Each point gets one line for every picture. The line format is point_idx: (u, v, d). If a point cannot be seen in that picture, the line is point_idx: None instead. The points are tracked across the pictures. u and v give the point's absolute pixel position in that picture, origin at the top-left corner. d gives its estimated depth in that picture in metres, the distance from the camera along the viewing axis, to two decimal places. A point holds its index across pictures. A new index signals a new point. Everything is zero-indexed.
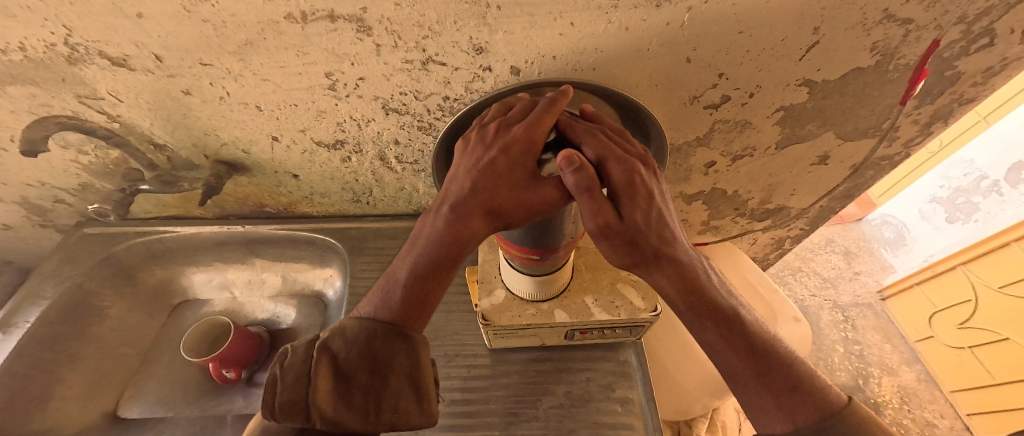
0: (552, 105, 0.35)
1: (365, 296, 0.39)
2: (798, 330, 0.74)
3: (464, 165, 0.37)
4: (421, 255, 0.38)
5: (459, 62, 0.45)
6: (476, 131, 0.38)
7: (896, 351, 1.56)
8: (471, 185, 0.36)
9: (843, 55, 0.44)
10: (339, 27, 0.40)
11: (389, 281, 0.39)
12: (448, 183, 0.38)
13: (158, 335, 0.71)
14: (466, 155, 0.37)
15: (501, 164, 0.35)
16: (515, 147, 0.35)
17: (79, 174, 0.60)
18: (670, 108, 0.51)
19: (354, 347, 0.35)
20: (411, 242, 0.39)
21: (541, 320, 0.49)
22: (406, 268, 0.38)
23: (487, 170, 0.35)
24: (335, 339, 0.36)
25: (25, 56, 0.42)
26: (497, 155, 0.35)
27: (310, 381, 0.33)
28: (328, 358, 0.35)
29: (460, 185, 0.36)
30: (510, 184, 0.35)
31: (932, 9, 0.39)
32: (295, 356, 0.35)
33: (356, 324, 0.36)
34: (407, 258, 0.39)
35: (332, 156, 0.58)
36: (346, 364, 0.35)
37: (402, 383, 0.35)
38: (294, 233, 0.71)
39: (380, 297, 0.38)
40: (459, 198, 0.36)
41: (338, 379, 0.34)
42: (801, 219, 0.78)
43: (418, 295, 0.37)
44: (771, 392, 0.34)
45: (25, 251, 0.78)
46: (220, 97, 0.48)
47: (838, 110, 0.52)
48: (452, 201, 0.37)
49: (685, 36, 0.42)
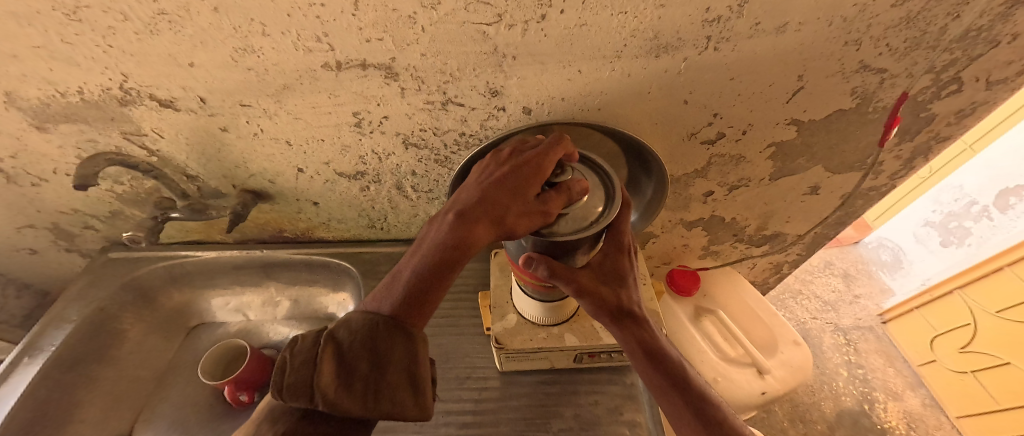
0: (561, 143, 0.41)
1: (370, 291, 0.41)
2: (798, 354, 0.74)
3: (477, 182, 0.42)
4: (427, 255, 0.40)
5: (476, 103, 0.49)
6: (492, 157, 0.44)
7: (900, 375, 1.56)
8: (482, 197, 0.40)
9: (827, 98, 0.48)
10: (369, 73, 0.45)
11: (393, 279, 0.41)
12: (460, 196, 0.42)
13: (174, 358, 0.73)
14: (481, 176, 0.42)
15: (510, 181, 0.39)
16: (524, 168, 0.40)
17: (111, 202, 0.63)
18: (669, 144, 0.55)
19: (358, 337, 0.37)
20: (417, 246, 0.42)
21: (552, 343, 0.51)
22: (411, 267, 0.40)
23: (497, 186, 0.40)
24: (340, 330, 0.38)
25: (81, 98, 0.46)
26: (510, 174, 0.40)
27: (316, 368, 0.36)
28: (333, 348, 0.37)
29: (472, 196, 0.40)
30: (519, 200, 0.39)
31: (903, 60, 0.44)
32: (304, 345, 0.38)
33: (359, 317, 0.39)
34: (412, 261, 0.41)
35: (352, 186, 0.62)
36: (349, 353, 0.37)
37: (399, 375, 0.37)
38: (310, 258, 0.73)
39: (385, 292, 0.40)
40: (469, 207, 0.40)
41: (342, 367, 0.36)
42: (797, 245, 0.81)
43: (420, 293, 0.39)
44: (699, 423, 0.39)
45: (49, 274, 0.80)
46: (253, 133, 0.52)
47: (825, 145, 0.56)
48: (460, 210, 0.40)
49: (682, 81, 0.46)
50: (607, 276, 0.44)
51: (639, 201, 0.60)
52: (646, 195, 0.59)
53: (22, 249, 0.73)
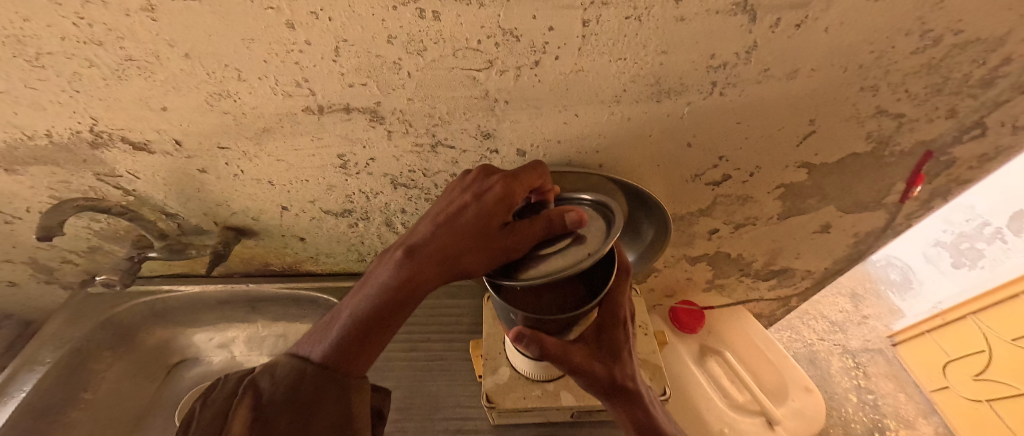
0: (528, 172, 0.40)
1: (307, 333, 0.38)
2: (811, 403, 0.68)
3: (436, 213, 0.40)
4: (367, 294, 0.37)
5: (467, 146, 0.46)
6: (456, 182, 0.42)
7: (912, 402, 1.51)
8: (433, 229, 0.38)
9: (840, 142, 0.45)
10: (353, 117, 0.42)
11: (331, 320, 0.38)
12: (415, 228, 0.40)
13: (154, 396, 0.69)
14: (442, 205, 0.41)
15: (468, 213, 0.38)
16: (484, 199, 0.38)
17: (89, 238, 0.60)
18: (672, 184, 0.52)
19: (282, 384, 0.33)
20: (363, 281, 0.39)
21: (547, 402, 0.48)
22: (350, 308, 0.37)
23: (454, 216, 0.38)
24: (263, 377, 0.34)
25: (51, 141, 0.44)
26: (465, 203, 0.39)
27: (226, 423, 0.32)
28: (251, 398, 0.33)
29: (423, 230, 0.39)
30: (470, 232, 0.37)
31: (923, 105, 0.41)
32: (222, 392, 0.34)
33: (288, 361, 0.35)
34: (354, 300, 0.37)
35: (339, 222, 0.59)
36: (266, 403, 0.32)
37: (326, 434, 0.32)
38: (297, 292, 0.70)
39: (319, 335, 0.37)
40: (418, 241, 0.38)
41: (256, 423, 0.32)
42: (807, 279, 0.77)
43: (357, 339, 0.35)
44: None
45: (30, 305, 0.77)
46: (234, 174, 0.49)
47: (837, 187, 0.53)
48: (410, 244, 0.38)
49: (685, 125, 0.44)
50: (603, 353, 0.40)
51: (638, 244, 0.58)
52: (645, 239, 0.57)
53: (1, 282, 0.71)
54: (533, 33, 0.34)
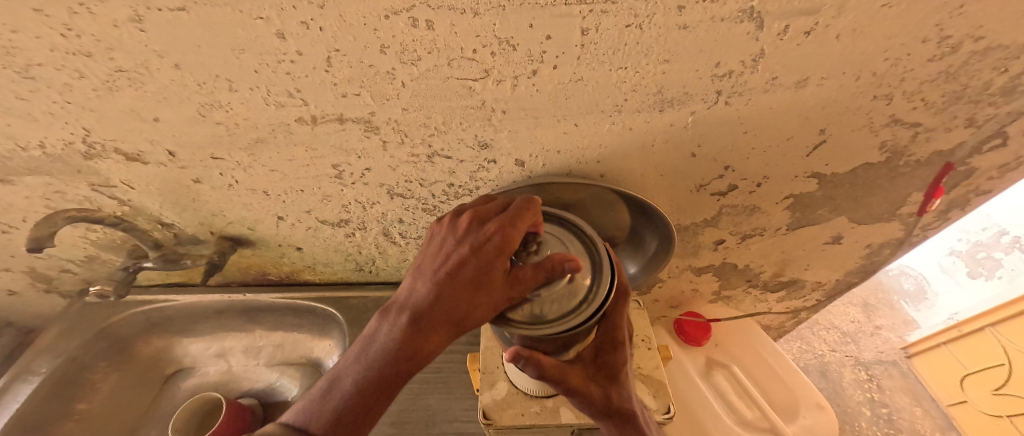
0: (523, 213, 0.37)
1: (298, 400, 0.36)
2: (824, 420, 0.64)
3: (431, 267, 0.38)
4: (370, 357, 0.35)
5: (464, 156, 0.45)
6: (444, 232, 0.39)
7: (928, 417, 1.47)
8: (437, 285, 0.36)
9: (851, 152, 0.43)
10: (348, 127, 0.41)
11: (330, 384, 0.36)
12: (412, 284, 0.38)
13: (150, 407, 0.69)
14: (434, 258, 0.38)
15: (470, 269, 0.35)
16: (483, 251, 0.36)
17: (87, 247, 0.60)
18: (675, 195, 0.51)
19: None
20: (363, 343, 0.37)
21: (544, 419, 0.46)
22: (352, 375, 0.35)
23: (454, 275, 0.36)
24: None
25: (45, 152, 0.43)
26: (465, 255, 0.36)
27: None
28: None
29: (426, 284, 0.37)
30: (475, 287, 0.35)
31: (940, 114, 0.39)
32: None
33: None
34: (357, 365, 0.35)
35: (336, 232, 0.58)
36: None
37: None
38: (294, 302, 0.70)
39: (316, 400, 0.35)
40: (420, 296, 0.36)
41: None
42: (816, 291, 0.75)
43: (362, 405, 0.34)
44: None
45: (30, 313, 0.77)
46: (229, 184, 0.49)
47: (849, 198, 0.51)
48: (415, 308, 0.36)
49: (690, 136, 0.42)
50: (600, 374, 0.42)
51: (641, 257, 0.57)
52: (648, 252, 0.56)
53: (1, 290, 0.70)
54: (531, 43, 0.33)
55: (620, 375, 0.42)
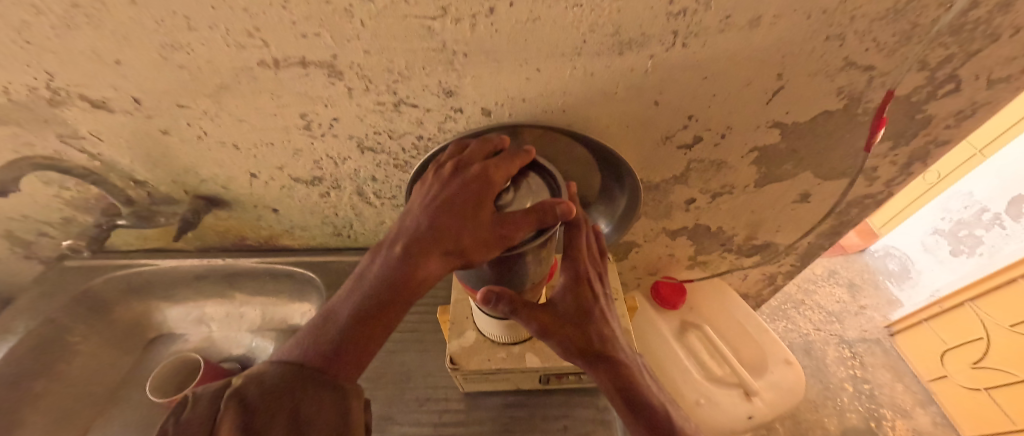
0: (515, 156, 0.37)
1: (295, 333, 0.35)
2: (790, 375, 0.68)
3: (418, 204, 0.37)
4: (366, 292, 0.35)
5: (431, 104, 0.45)
6: (433, 173, 0.38)
7: (908, 392, 1.49)
8: (428, 221, 0.35)
9: (811, 99, 0.44)
10: (311, 72, 0.42)
11: (327, 319, 0.35)
12: (403, 222, 0.37)
13: (131, 371, 0.69)
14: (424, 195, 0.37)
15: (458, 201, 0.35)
16: (474, 184, 0.35)
17: (62, 208, 0.60)
18: (642, 148, 0.51)
19: (273, 397, 0.29)
20: (360, 280, 0.36)
21: (512, 364, 0.47)
22: (346, 309, 0.35)
23: (442, 208, 0.35)
24: (249, 386, 0.30)
25: (9, 99, 0.43)
26: (454, 192, 0.35)
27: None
28: (236, 409, 0.29)
29: (415, 222, 0.36)
30: (470, 221, 0.34)
31: (892, 56, 0.40)
32: (194, 411, 0.29)
33: (279, 368, 0.31)
34: (352, 298, 0.35)
35: (311, 191, 0.58)
36: (259, 412, 0.28)
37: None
38: (273, 266, 0.70)
39: (312, 335, 0.34)
40: (410, 233, 0.35)
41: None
42: (790, 255, 0.77)
43: (355, 337, 0.33)
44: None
45: (10, 283, 0.77)
46: (198, 136, 0.49)
47: (813, 150, 0.51)
48: (406, 239, 0.35)
49: (650, 81, 0.42)
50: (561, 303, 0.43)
51: (614, 215, 0.58)
52: (620, 210, 0.56)
53: None
54: None
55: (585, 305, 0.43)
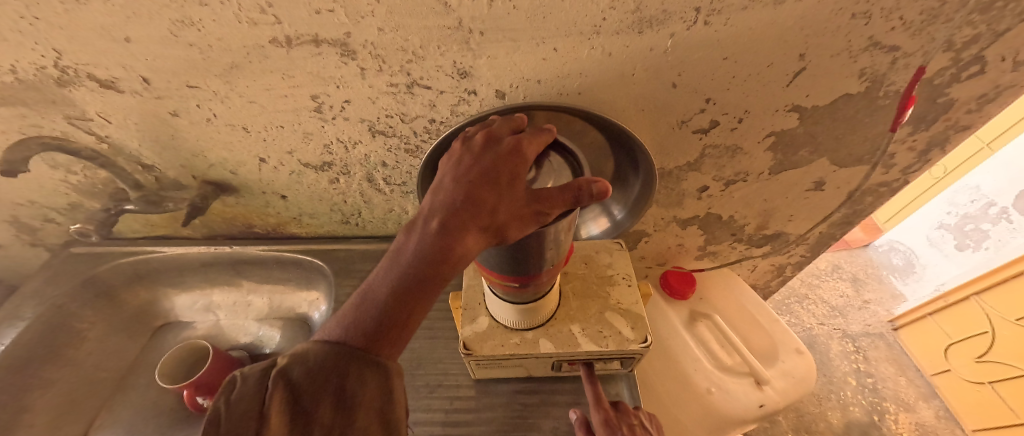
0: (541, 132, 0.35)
1: (331, 318, 0.32)
2: (802, 364, 0.68)
3: (451, 174, 0.34)
4: (402, 269, 0.31)
5: (444, 86, 0.44)
6: (461, 144, 0.36)
7: (912, 386, 1.48)
8: (465, 192, 0.32)
9: (831, 81, 0.43)
10: (324, 51, 0.41)
11: (363, 300, 0.32)
12: (432, 194, 0.33)
13: (138, 358, 0.70)
14: (453, 166, 0.34)
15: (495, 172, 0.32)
16: (507, 156, 0.33)
17: (68, 193, 0.60)
18: (657, 133, 0.50)
19: (319, 376, 0.28)
20: (390, 257, 0.33)
21: (525, 349, 0.47)
22: (384, 288, 0.31)
23: (481, 179, 0.32)
24: (295, 365, 0.29)
25: (17, 78, 0.43)
26: (492, 163, 0.33)
27: (262, 419, 0.26)
28: (285, 388, 0.28)
29: (450, 194, 0.32)
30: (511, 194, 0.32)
31: (918, 36, 0.39)
32: (243, 390, 0.28)
33: (323, 348, 0.29)
34: (387, 275, 0.32)
35: (321, 177, 0.58)
36: (308, 392, 0.28)
37: (373, 420, 0.29)
38: (280, 255, 0.69)
39: (351, 317, 0.31)
40: (447, 205, 0.32)
41: (297, 415, 0.28)
42: (800, 246, 0.76)
43: (397, 317, 0.31)
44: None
45: (14, 271, 0.76)
46: (207, 118, 0.48)
47: (831, 136, 0.51)
48: (442, 212, 0.32)
49: (669, 62, 0.41)
50: None
51: (626, 199, 0.53)
52: (633, 192, 0.52)
53: None
54: None
55: None
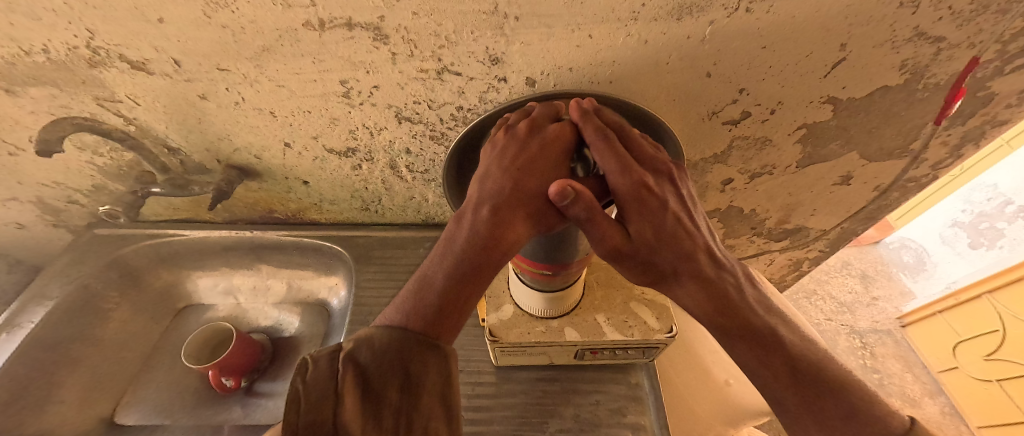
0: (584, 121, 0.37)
1: (389, 304, 0.34)
2: None
3: (496, 163, 0.35)
4: (457, 256, 0.34)
5: (474, 72, 0.44)
6: (504, 132, 0.37)
7: (918, 382, 1.47)
8: (513, 181, 0.34)
9: (870, 73, 0.43)
10: (356, 35, 0.40)
11: (419, 286, 0.34)
12: (478, 184, 0.35)
13: (161, 339, 0.71)
14: (497, 155, 0.36)
15: (541, 164, 0.35)
16: (551, 146, 0.35)
17: (94, 175, 0.60)
18: (686, 124, 0.49)
19: (385, 360, 0.30)
20: (443, 245, 0.35)
21: (550, 337, 0.47)
22: (440, 274, 0.34)
23: (528, 170, 0.34)
24: (361, 349, 0.31)
25: (48, 58, 0.43)
26: (537, 154, 0.35)
27: (337, 398, 0.28)
28: (354, 371, 0.30)
29: (499, 183, 0.34)
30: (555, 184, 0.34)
31: (966, 27, 0.38)
32: (317, 373, 0.29)
33: (385, 333, 0.31)
34: (442, 263, 0.34)
35: (343, 164, 0.57)
36: (375, 375, 0.30)
37: (434, 402, 0.31)
38: (300, 240, 0.69)
39: (409, 303, 0.33)
40: (496, 195, 0.34)
41: (366, 397, 0.29)
42: (819, 241, 0.76)
43: (454, 301, 0.33)
44: (822, 423, 0.31)
45: (36, 251, 0.77)
46: (235, 102, 0.48)
47: (864, 129, 0.50)
48: (492, 200, 0.34)
49: (706, 50, 0.41)
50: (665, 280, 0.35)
51: None
52: None
53: (8, 224, 0.70)
54: None
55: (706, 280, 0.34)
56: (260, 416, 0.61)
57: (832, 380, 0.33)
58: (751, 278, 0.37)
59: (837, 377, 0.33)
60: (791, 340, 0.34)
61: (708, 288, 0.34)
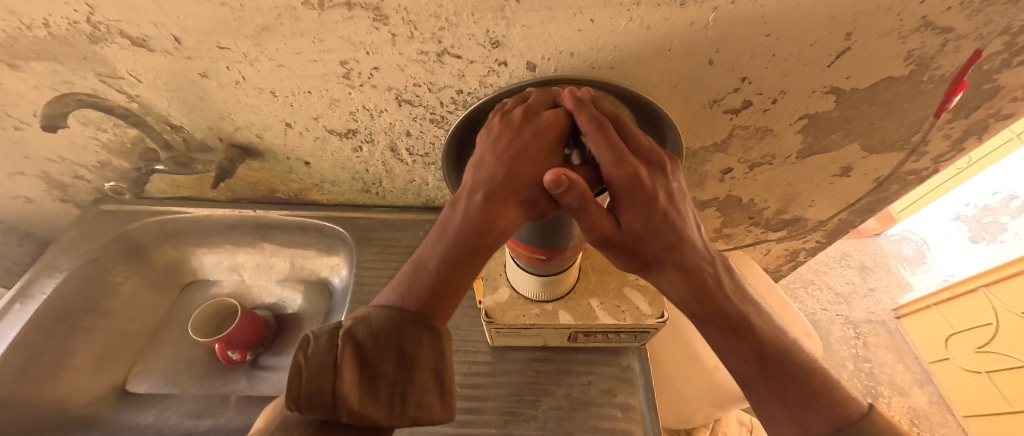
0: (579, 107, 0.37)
1: (387, 284, 0.35)
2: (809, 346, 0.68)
3: (491, 149, 0.35)
4: (451, 239, 0.34)
5: (474, 56, 0.43)
6: (499, 119, 0.37)
7: (908, 372, 1.48)
8: (506, 168, 0.34)
9: (876, 62, 0.42)
10: (355, 15, 0.40)
11: (415, 269, 0.35)
12: (473, 169, 0.35)
13: (168, 312, 0.73)
14: (492, 140, 0.36)
15: (534, 151, 0.35)
16: (544, 133, 0.35)
17: (98, 151, 0.61)
18: (687, 112, 0.49)
19: (382, 338, 0.31)
20: (438, 229, 0.36)
21: (544, 320, 0.48)
22: (435, 257, 0.34)
23: (522, 157, 0.34)
24: (359, 327, 0.32)
25: (48, 32, 0.43)
26: (530, 141, 0.35)
27: (336, 372, 0.30)
28: (353, 348, 0.31)
29: (493, 169, 0.34)
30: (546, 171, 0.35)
31: (975, 17, 0.37)
32: (316, 349, 0.31)
33: (382, 312, 0.32)
34: (437, 246, 0.35)
35: (344, 145, 0.58)
36: (373, 352, 0.31)
37: (428, 378, 0.32)
38: (302, 220, 0.70)
39: (405, 283, 0.34)
40: (489, 182, 0.34)
41: (365, 371, 0.31)
42: (817, 232, 0.76)
43: (447, 283, 0.34)
44: (784, 402, 0.32)
45: (45, 225, 0.79)
46: (236, 81, 0.48)
47: (866, 120, 0.50)
48: (486, 187, 0.34)
49: (709, 37, 0.40)
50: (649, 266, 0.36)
51: None
52: None
53: (17, 198, 0.72)
54: None
55: (688, 268, 0.35)
56: (263, 388, 0.63)
57: (805, 367, 0.33)
58: (729, 266, 0.38)
59: (806, 363, 0.34)
60: (759, 326, 0.35)
61: (689, 277, 0.34)
